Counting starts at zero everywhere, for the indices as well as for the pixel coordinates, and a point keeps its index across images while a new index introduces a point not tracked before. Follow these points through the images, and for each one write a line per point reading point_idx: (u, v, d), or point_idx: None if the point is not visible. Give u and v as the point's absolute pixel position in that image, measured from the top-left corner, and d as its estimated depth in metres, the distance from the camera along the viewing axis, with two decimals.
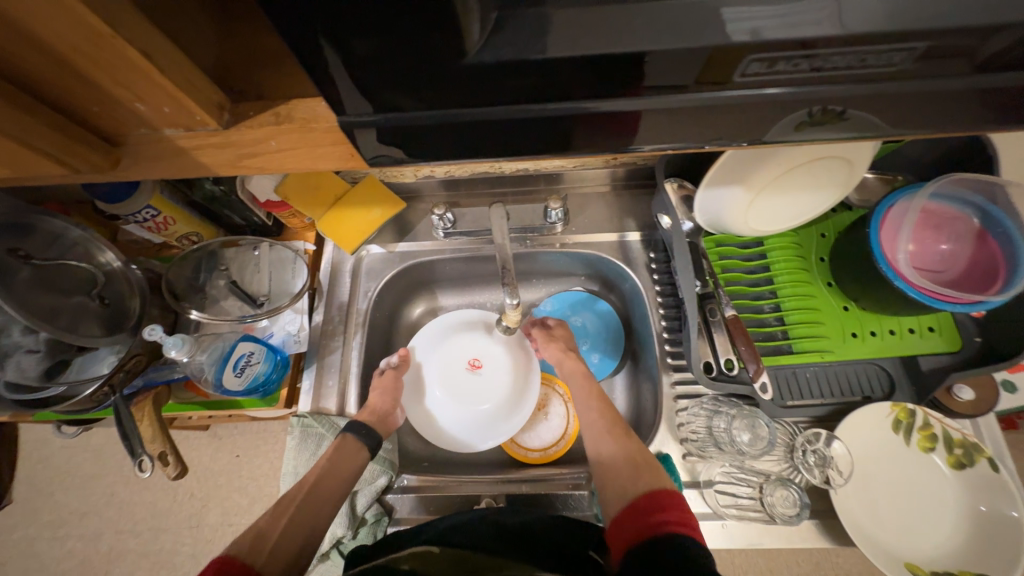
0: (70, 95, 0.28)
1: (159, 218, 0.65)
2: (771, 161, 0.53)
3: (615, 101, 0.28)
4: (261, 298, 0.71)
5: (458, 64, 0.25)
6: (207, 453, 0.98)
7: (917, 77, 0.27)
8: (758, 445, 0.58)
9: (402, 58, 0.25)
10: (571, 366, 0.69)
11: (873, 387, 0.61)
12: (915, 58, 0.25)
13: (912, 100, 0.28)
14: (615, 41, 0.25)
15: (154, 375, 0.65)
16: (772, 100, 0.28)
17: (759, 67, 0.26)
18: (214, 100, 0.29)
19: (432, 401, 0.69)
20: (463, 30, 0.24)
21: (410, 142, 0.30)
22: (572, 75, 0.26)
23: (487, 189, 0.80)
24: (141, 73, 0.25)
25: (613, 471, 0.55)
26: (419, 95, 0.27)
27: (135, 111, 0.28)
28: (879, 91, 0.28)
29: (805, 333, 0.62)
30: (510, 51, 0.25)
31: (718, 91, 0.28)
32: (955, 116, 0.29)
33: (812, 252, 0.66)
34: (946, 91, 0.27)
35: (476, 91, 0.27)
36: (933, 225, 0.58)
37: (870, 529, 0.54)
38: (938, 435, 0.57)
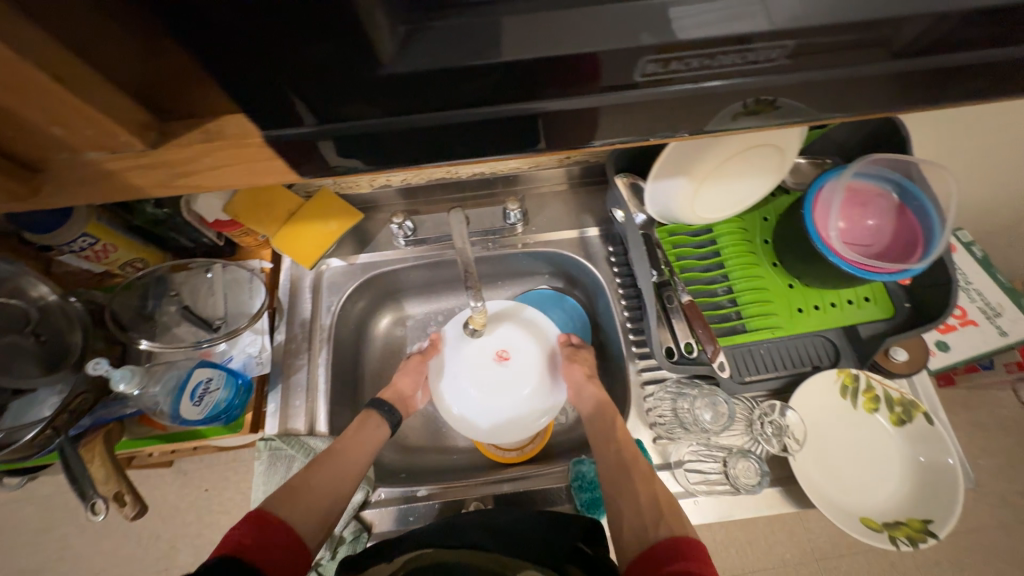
0: None
1: (98, 246, 0.61)
2: (709, 151, 0.56)
3: (539, 103, 0.29)
4: (216, 322, 0.69)
5: (375, 74, 0.26)
6: (173, 490, 0.93)
7: (826, 68, 0.29)
8: (720, 421, 0.61)
9: (319, 69, 0.25)
10: (592, 393, 0.65)
11: (821, 357, 0.65)
12: (794, 53, 0.28)
13: (829, 87, 0.30)
14: (525, 47, 0.26)
15: (103, 413, 0.60)
16: (705, 92, 0.30)
17: (655, 67, 0.28)
18: (140, 121, 0.27)
19: (459, 395, 0.64)
20: (373, 42, 0.24)
21: (345, 152, 0.30)
22: (503, 78, 0.27)
23: (446, 195, 0.80)
24: (54, 97, 0.24)
25: (634, 514, 0.54)
26: (353, 104, 0.27)
27: (53, 136, 0.27)
28: (797, 82, 0.30)
29: (757, 311, 0.66)
30: (437, 58, 0.26)
31: (629, 91, 0.29)
32: (869, 102, 0.31)
33: (756, 236, 0.70)
34: (864, 77, 0.29)
35: (409, 97, 0.27)
36: (860, 203, 0.62)
37: (827, 490, 0.58)
38: (880, 395, 0.62)
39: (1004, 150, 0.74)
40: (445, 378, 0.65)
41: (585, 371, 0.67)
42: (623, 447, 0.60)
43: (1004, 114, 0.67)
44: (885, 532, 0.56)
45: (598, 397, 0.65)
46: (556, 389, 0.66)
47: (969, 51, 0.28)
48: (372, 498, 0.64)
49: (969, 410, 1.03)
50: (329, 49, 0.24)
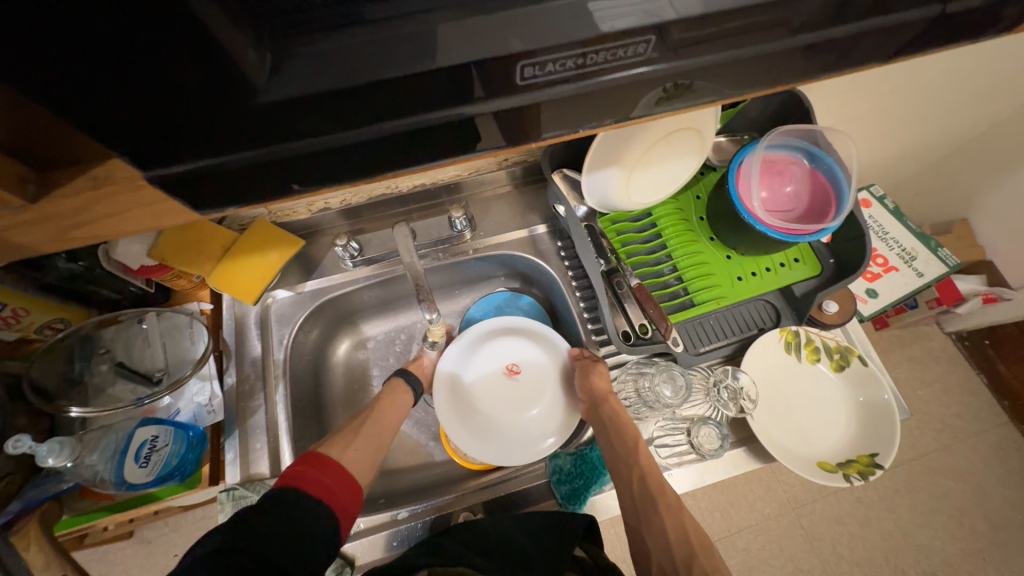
0: None
1: (6, 312, 0.56)
2: (634, 140, 0.59)
3: (438, 114, 0.29)
4: (157, 374, 0.65)
5: (252, 101, 0.25)
6: (136, 562, 0.86)
7: (725, 48, 0.30)
8: (679, 394, 0.62)
9: (194, 101, 0.24)
10: (614, 408, 0.61)
11: (765, 319, 0.69)
12: (678, 43, 0.29)
13: (738, 66, 0.31)
14: (402, 65, 0.26)
15: (33, 495, 0.53)
16: (612, 84, 0.30)
17: (534, 71, 0.28)
18: (12, 173, 0.25)
19: (474, 413, 0.65)
20: (243, 68, 0.24)
21: (243, 182, 0.29)
22: (402, 93, 0.27)
23: (390, 211, 0.79)
24: None
25: (664, 552, 0.51)
26: (249, 130, 0.26)
27: None
28: (705, 64, 0.30)
29: (701, 285, 0.69)
30: (327, 79, 0.25)
31: (515, 95, 0.29)
32: (771, 77, 0.33)
33: (692, 214, 0.74)
34: (767, 53, 0.31)
35: (306, 120, 0.27)
36: (777, 172, 0.67)
37: (786, 442, 0.61)
38: (819, 347, 0.67)
39: (898, 110, 0.81)
40: (457, 398, 0.66)
41: (605, 387, 0.63)
42: (648, 477, 0.57)
43: (892, 77, 0.74)
44: (839, 471, 0.60)
45: (620, 413, 0.61)
46: (570, 403, 0.66)
47: (849, 22, 0.30)
48: (351, 531, 0.62)
49: (905, 347, 1.13)
50: (196, 77, 0.23)
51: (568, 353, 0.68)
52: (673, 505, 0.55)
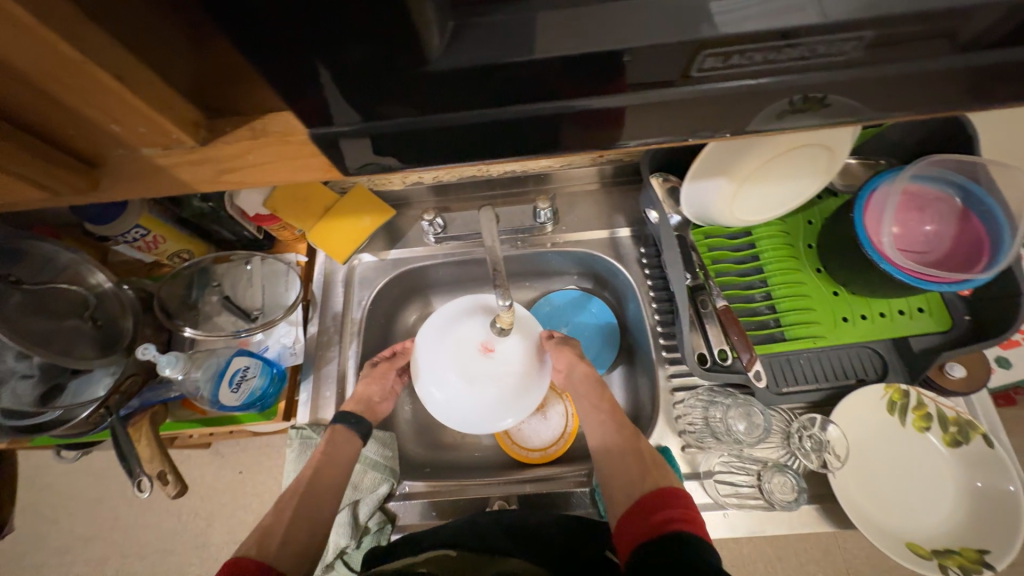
0: (48, 121, 0.27)
1: (148, 237, 0.65)
2: (752, 150, 0.54)
3: (578, 101, 0.28)
4: (254, 312, 0.72)
5: (420, 71, 0.25)
6: (209, 471, 0.98)
7: (887, 64, 0.26)
8: (754, 433, 0.58)
9: (366, 67, 0.24)
10: (582, 371, 0.66)
11: (867, 369, 0.61)
12: (866, 46, 0.25)
13: (896, 84, 0.27)
14: (578, 43, 0.25)
15: (149, 396, 0.62)
16: (759, 90, 0.28)
17: (716, 62, 0.26)
18: (190, 117, 0.28)
19: (442, 385, 0.61)
20: (421, 37, 0.23)
21: (384, 148, 0.29)
22: (550, 78, 0.26)
23: (476, 193, 0.80)
24: (114, 98, 0.24)
25: (622, 475, 0.55)
26: (397, 94, 0.26)
27: (110, 132, 0.28)
28: (866, 77, 0.27)
29: (797, 319, 0.62)
30: (482, 60, 0.25)
31: (680, 86, 0.27)
32: (932, 97, 0.28)
33: (800, 240, 0.67)
34: (927, 72, 0.27)
35: (458, 100, 0.27)
36: (916, 207, 0.58)
37: (869, 511, 0.54)
38: (932, 414, 0.58)
39: None
40: (429, 361, 0.63)
41: (571, 356, 0.66)
42: (604, 415, 0.62)
43: None
44: (934, 560, 0.52)
45: (589, 376, 0.65)
46: (536, 385, 0.64)
47: None
48: (397, 491, 0.65)
49: None
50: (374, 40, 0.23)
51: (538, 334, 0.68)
52: (628, 435, 0.59)
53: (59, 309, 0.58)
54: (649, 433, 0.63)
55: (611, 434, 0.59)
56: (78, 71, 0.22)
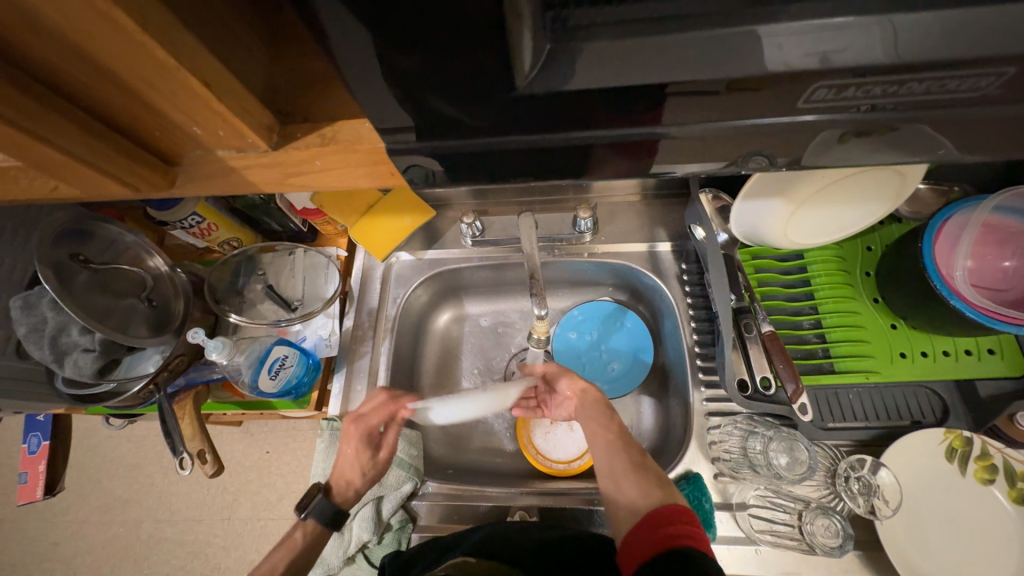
0: (135, 120, 0.28)
1: (203, 224, 0.68)
2: (815, 173, 0.51)
3: (659, 128, 0.27)
4: (295, 303, 0.74)
5: (504, 91, 0.25)
6: (239, 448, 1.02)
7: (991, 104, 0.24)
8: (797, 470, 0.54)
9: (448, 84, 0.24)
10: (590, 396, 0.63)
11: (925, 412, 0.57)
12: (999, 83, 0.23)
13: (989, 126, 0.26)
14: (680, 69, 0.23)
15: (194, 375, 0.67)
16: (850, 118, 0.26)
17: (827, 94, 0.24)
18: (265, 122, 0.29)
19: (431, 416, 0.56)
20: (512, 60, 0.23)
21: (452, 163, 0.29)
22: (629, 102, 0.25)
23: (515, 198, 0.80)
24: (199, 102, 0.25)
25: (628, 494, 0.52)
26: (474, 114, 0.26)
27: (190, 134, 0.29)
28: (956, 114, 0.25)
29: (849, 351, 0.59)
30: (560, 83, 0.24)
31: (767, 111, 0.26)
32: (1020, 139, 0.27)
33: (856, 266, 0.63)
34: (1022, 117, 0.25)
35: (528, 120, 0.26)
36: (995, 241, 0.53)
37: (919, 564, 0.50)
38: (997, 466, 0.53)
39: None
40: None
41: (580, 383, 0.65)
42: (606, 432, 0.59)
43: None
44: None
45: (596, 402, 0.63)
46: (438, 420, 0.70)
47: None
48: (420, 491, 0.65)
49: None
50: (469, 65, 0.23)
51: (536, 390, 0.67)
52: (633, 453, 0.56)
53: (121, 288, 0.62)
54: (679, 458, 0.61)
55: (615, 456, 0.56)
56: (173, 78, 0.23)
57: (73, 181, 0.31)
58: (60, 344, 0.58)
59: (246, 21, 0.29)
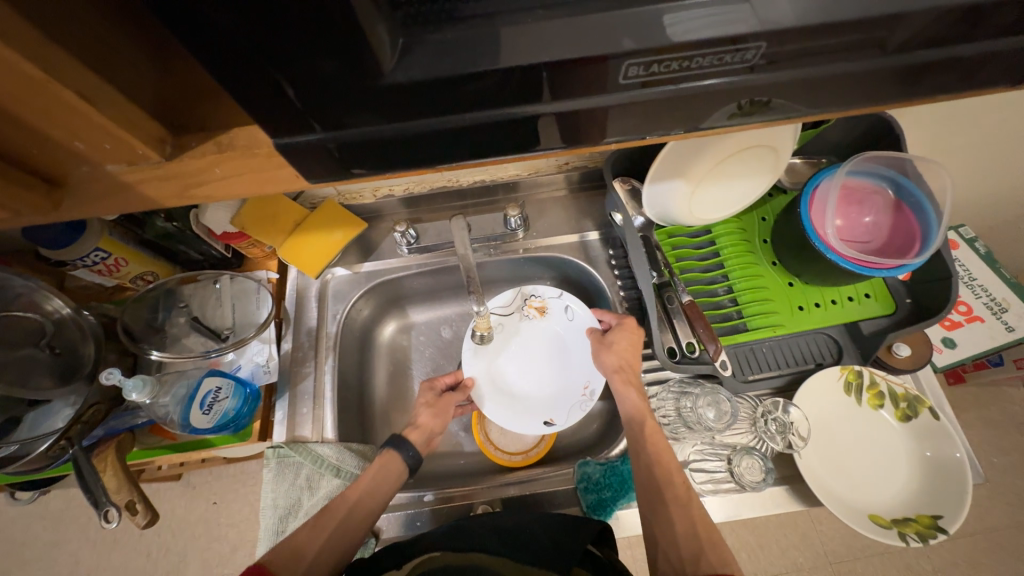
0: (5, 141, 0.26)
1: (109, 261, 0.63)
2: (705, 153, 0.58)
3: (533, 107, 0.28)
4: (225, 332, 0.71)
5: (377, 82, 0.25)
6: (181, 503, 0.94)
7: (824, 64, 0.28)
8: (723, 419, 0.61)
9: (322, 77, 0.24)
10: (621, 385, 0.62)
11: (824, 354, 0.66)
12: (815, 51, 0.27)
13: (831, 83, 0.29)
14: (542, 51, 0.25)
15: (115, 424, 0.60)
16: (714, 90, 0.29)
17: (639, 70, 0.27)
18: (156, 134, 0.28)
19: (501, 388, 0.69)
20: (374, 51, 0.24)
21: (347, 161, 0.30)
22: (503, 85, 0.26)
23: (447, 203, 0.81)
24: (77, 115, 0.24)
25: (671, 544, 0.50)
26: (360, 112, 0.27)
27: (75, 150, 0.27)
28: (789, 80, 0.28)
29: (757, 310, 0.66)
30: (423, 72, 0.25)
31: (634, 91, 0.28)
32: (861, 94, 0.30)
33: (755, 235, 0.71)
34: (853, 73, 0.28)
35: (406, 108, 0.27)
36: (856, 201, 0.63)
37: (832, 486, 0.57)
38: (884, 391, 0.62)
39: (1008, 145, 0.72)
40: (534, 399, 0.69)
41: (614, 363, 0.64)
42: (656, 468, 0.55)
43: (1008, 108, 0.66)
44: (894, 528, 0.55)
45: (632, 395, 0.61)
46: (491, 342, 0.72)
47: (972, 41, 0.27)
48: None
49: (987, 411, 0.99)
50: (336, 59, 0.23)
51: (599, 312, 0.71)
52: (689, 499, 0.53)
53: (14, 339, 0.56)
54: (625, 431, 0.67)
55: (655, 494, 0.53)
56: (47, 95, 0.23)
57: None
58: None
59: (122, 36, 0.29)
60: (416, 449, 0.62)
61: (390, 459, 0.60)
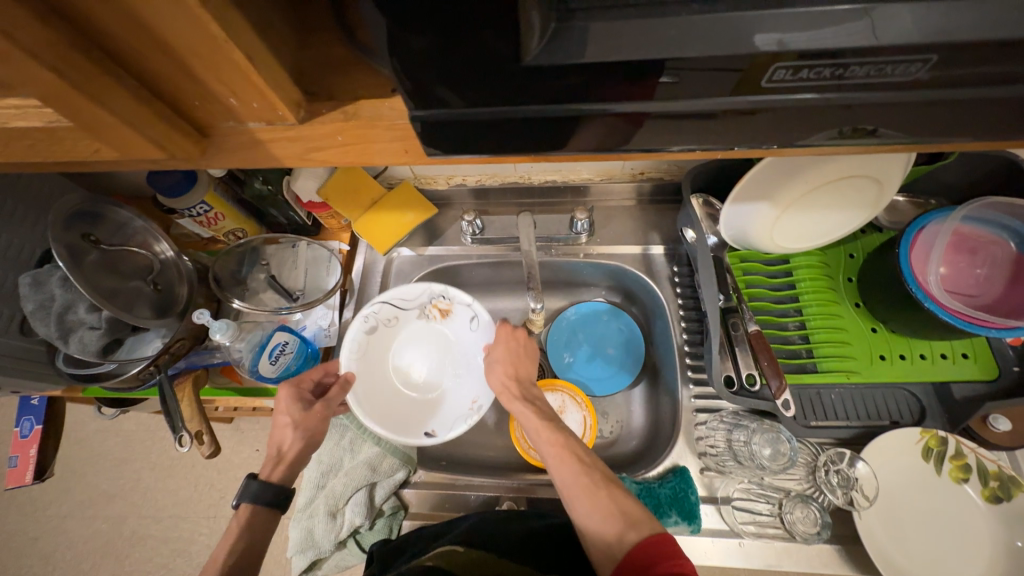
0: (174, 91, 0.29)
1: (210, 214, 0.70)
2: (799, 177, 0.54)
3: (645, 106, 0.28)
4: (296, 293, 0.75)
5: (514, 64, 0.25)
6: (230, 445, 1.02)
7: (968, 86, 0.25)
8: (779, 461, 0.59)
9: (459, 57, 0.25)
10: (512, 391, 0.61)
11: (902, 413, 0.60)
12: (969, 70, 0.25)
13: (965, 106, 0.27)
14: (681, 47, 0.24)
15: (194, 358, 0.69)
16: (842, 104, 0.27)
17: (786, 75, 0.25)
18: (294, 97, 0.30)
19: (386, 388, 0.66)
20: (520, 35, 0.24)
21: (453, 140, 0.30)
22: (625, 79, 0.26)
23: (515, 199, 0.82)
24: (241, 74, 0.27)
25: (594, 531, 0.47)
26: (482, 96, 0.27)
27: (227, 106, 0.30)
28: (929, 101, 0.26)
29: (831, 352, 0.61)
30: (562, 57, 0.25)
31: (751, 99, 0.27)
32: (992, 120, 0.27)
33: (839, 272, 0.66)
34: (994, 98, 0.26)
35: (527, 92, 0.27)
36: (967, 249, 0.57)
37: (894, 557, 0.52)
38: (971, 465, 0.55)
39: None
40: (418, 405, 0.66)
41: (502, 378, 0.62)
42: (557, 463, 0.52)
43: None
44: None
45: (524, 399, 0.59)
46: (370, 329, 0.68)
47: None
48: (412, 479, 0.66)
49: None
50: (478, 42, 0.24)
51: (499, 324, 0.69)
52: (600, 488, 0.49)
53: (127, 270, 0.63)
54: (667, 453, 0.63)
55: (573, 482, 0.50)
56: (220, 51, 0.25)
57: (117, 149, 0.30)
58: (67, 322, 0.59)
59: (279, 9, 0.31)
60: (264, 483, 0.53)
61: (248, 514, 0.52)
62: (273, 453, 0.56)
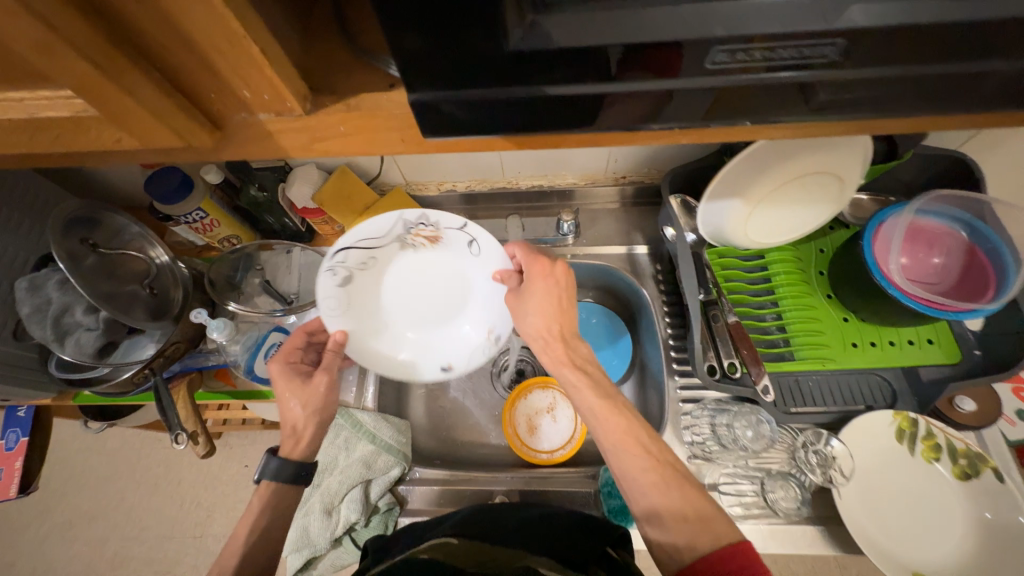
0: (192, 84, 0.31)
1: (206, 220, 0.72)
2: (768, 173, 0.59)
3: (616, 96, 0.30)
4: (291, 297, 0.78)
5: (498, 52, 0.27)
6: (218, 460, 1.02)
7: (907, 68, 0.28)
8: (760, 441, 0.62)
9: (448, 49, 0.27)
10: (556, 353, 0.57)
11: (876, 397, 0.63)
12: (902, 57, 0.27)
13: (906, 90, 0.29)
14: (645, 34, 0.27)
15: (189, 362, 0.70)
16: (794, 89, 0.30)
17: (725, 58, 0.27)
18: (301, 91, 0.33)
19: (387, 331, 0.63)
20: (502, 26, 0.26)
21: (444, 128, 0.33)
22: (599, 70, 0.29)
23: (505, 203, 0.85)
24: (256, 68, 0.29)
25: (660, 526, 0.45)
26: (470, 87, 0.30)
27: (241, 99, 0.32)
28: (872, 87, 0.29)
29: (806, 340, 0.65)
30: (540, 43, 0.27)
31: (706, 82, 0.29)
32: (926, 105, 0.30)
33: (811, 266, 0.70)
34: (935, 75, 0.28)
35: (511, 79, 0.29)
36: (924, 240, 0.61)
37: (873, 535, 0.54)
38: (942, 445, 0.58)
39: None
40: (427, 342, 0.64)
41: (546, 338, 0.57)
42: (621, 449, 0.49)
43: None
44: None
45: (578, 367, 0.55)
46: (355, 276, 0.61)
47: None
48: (408, 476, 0.67)
49: None
50: (466, 34, 0.26)
51: (510, 248, 0.62)
52: (669, 480, 0.47)
53: (124, 274, 0.64)
54: None
55: (641, 475, 0.47)
56: (238, 44, 0.28)
57: (139, 140, 0.32)
58: (63, 324, 0.60)
59: (286, 14, 0.34)
60: (282, 461, 0.54)
61: (271, 491, 0.54)
62: (290, 431, 0.57)
